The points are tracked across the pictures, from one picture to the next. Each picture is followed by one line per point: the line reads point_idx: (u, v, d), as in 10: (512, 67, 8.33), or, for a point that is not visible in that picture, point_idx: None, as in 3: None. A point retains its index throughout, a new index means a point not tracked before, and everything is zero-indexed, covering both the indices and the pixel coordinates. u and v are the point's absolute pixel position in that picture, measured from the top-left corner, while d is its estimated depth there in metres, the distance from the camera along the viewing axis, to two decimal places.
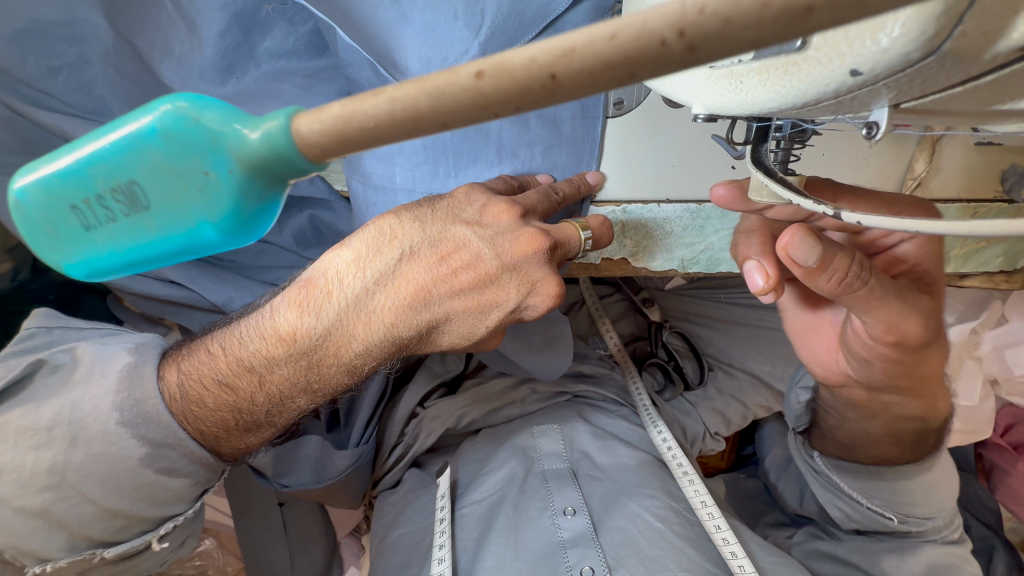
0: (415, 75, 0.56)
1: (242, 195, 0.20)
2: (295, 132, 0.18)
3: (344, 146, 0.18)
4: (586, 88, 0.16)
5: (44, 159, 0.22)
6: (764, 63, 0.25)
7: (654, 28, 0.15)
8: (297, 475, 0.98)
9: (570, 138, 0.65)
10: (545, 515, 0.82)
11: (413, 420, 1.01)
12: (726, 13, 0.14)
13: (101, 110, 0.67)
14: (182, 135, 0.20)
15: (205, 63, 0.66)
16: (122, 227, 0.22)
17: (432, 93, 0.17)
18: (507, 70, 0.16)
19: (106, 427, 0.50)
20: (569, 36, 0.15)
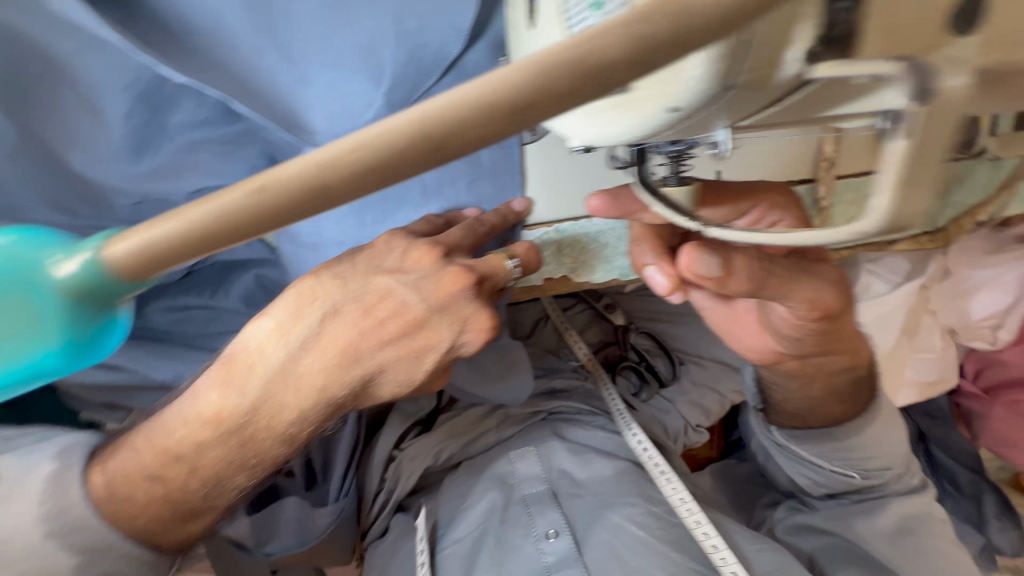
0: (323, 133, 0.57)
1: (76, 314, 0.26)
2: (96, 262, 0.25)
3: (157, 262, 0.24)
4: (367, 184, 0.21)
5: None
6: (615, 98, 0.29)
7: (411, 131, 0.20)
8: (281, 540, 0.95)
9: (491, 170, 0.64)
10: (528, 542, 0.81)
11: (391, 464, 1.00)
12: (453, 117, 0.20)
13: (20, 207, 0.68)
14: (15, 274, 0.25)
15: (115, 143, 0.65)
16: None
17: (255, 191, 0.22)
18: (307, 175, 0.21)
19: (30, 543, 0.48)
20: (349, 141, 0.21)
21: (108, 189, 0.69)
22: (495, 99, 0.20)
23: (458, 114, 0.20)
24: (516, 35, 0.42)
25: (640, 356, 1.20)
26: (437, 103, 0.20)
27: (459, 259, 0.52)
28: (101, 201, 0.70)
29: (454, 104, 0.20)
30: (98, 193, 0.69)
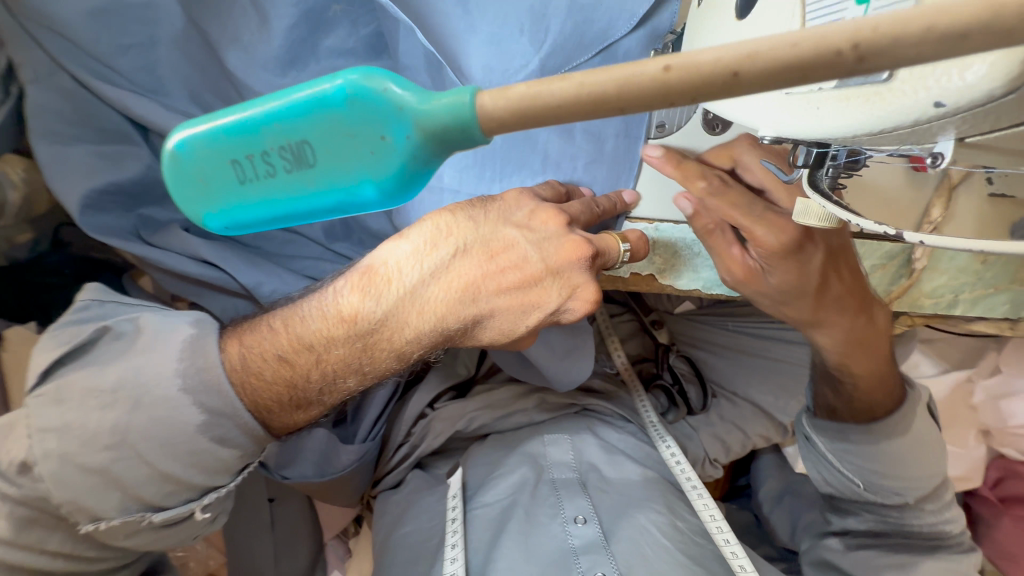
0: (477, 81, 0.59)
1: (411, 158, 0.27)
2: (480, 105, 0.25)
3: (523, 120, 0.24)
4: (758, 85, 0.21)
5: (203, 120, 0.29)
6: (846, 91, 0.29)
7: (832, 42, 0.20)
8: (299, 467, 0.97)
9: (611, 156, 0.67)
10: (555, 522, 0.86)
11: (421, 421, 1.02)
12: (893, 33, 0.20)
13: (158, 89, 0.70)
14: (354, 104, 0.26)
15: (270, 53, 0.68)
16: (276, 179, 0.28)
17: (620, 82, 0.22)
18: (695, 67, 0.22)
19: (169, 392, 0.53)
20: (748, 45, 0.21)
21: (246, 93, 0.70)
22: (911, 24, 0.19)
23: (858, 32, 0.20)
24: (713, 21, 0.43)
25: (675, 376, 1.17)
26: (818, 31, 0.21)
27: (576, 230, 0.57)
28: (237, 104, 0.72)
29: (896, 22, 0.19)
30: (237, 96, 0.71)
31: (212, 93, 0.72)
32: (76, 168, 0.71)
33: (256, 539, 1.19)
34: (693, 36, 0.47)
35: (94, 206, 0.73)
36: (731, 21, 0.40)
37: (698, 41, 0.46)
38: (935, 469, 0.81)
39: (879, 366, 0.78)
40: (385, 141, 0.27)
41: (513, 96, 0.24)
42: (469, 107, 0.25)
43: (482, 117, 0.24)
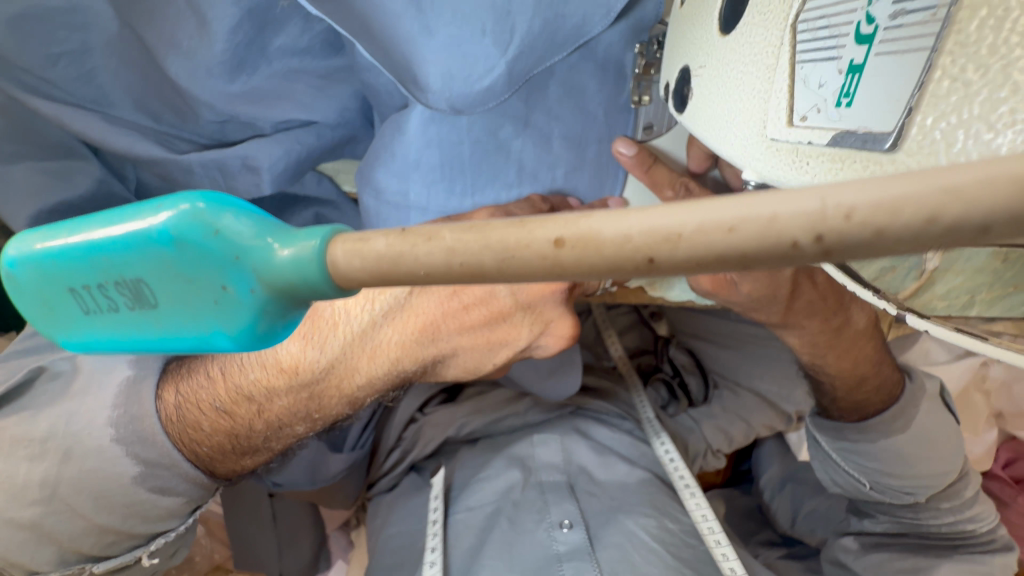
0: (435, 91, 0.51)
1: (262, 314, 0.19)
2: (330, 262, 0.18)
3: (385, 283, 0.17)
4: (689, 270, 0.15)
5: (42, 235, 0.22)
6: (837, 152, 0.23)
7: (784, 229, 0.14)
8: (290, 475, 0.94)
9: (594, 162, 0.63)
10: (541, 528, 0.82)
11: (411, 425, 1.00)
12: (877, 226, 0.13)
13: (97, 99, 0.65)
14: (192, 238, 0.19)
15: (214, 59, 0.60)
16: (122, 319, 0.21)
17: (499, 253, 0.16)
18: (591, 243, 0.15)
19: (102, 443, 0.52)
20: (673, 219, 0.14)
21: (194, 102, 0.64)
22: (903, 205, 0.13)
23: (817, 220, 0.13)
24: (698, 29, 0.37)
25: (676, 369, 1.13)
26: (795, 189, 0.14)
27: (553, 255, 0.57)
28: (187, 113, 0.66)
29: (884, 207, 0.13)
30: (185, 104, 0.65)
31: (158, 102, 0.66)
32: (24, 186, 0.66)
33: (257, 537, 1.15)
34: (674, 50, 0.41)
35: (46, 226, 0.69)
36: (715, 37, 0.34)
37: (683, 53, 0.39)
38: (952, 456, 0.77)
39: (859, 367, 0.74)
40: (228, 289, 0.19)
41: (373, 256, 0.17)
42: (327, 255, 0.18)
43: (339, 279, 0.18)
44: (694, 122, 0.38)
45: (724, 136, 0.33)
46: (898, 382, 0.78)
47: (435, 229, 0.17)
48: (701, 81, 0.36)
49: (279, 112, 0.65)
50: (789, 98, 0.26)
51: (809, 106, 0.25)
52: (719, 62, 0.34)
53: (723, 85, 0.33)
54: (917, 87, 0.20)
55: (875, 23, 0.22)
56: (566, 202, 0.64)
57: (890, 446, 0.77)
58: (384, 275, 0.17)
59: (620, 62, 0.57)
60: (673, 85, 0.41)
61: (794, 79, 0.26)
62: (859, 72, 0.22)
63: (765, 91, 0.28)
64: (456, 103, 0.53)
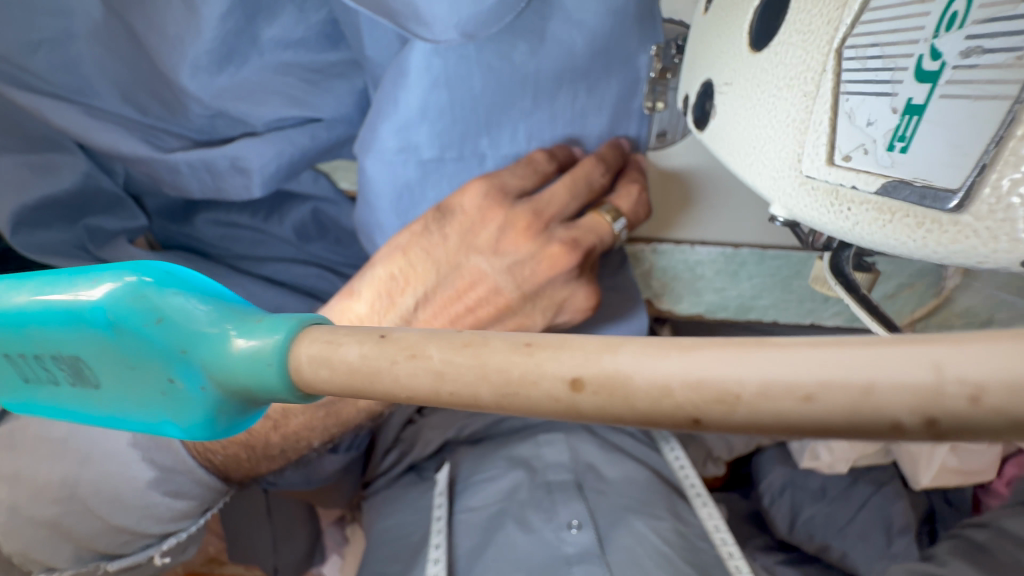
0: (441, 21, 0.46)
1: (218, 410, 0.20)
2: (294, 363, 0.19)
3: (350, 390, 0.18)
4: (738, 430, 0.15)
5: None
6: (887, 204, 0.21)
7: (884, 410, 0.13)
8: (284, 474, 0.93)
9: (613, 106, 0.55)
10: (549, 529, 0.80)
11: (410, 426, 1.00)
12: (1005, 411, 0.12)
13: (77, 90, 0.61)
14: (137, 327, 0.20)
15: (202, 49, 0.57)
16: (61, 392, 0.22)
17: (502, 387, 0.16)
18: (613, 389, 0.15)
19: (119, 444, 0.52)
20: (734, 380, 0.14)
21: (182, 94, 0.61)
22: None
23: (929, 401, 0.12)
24: (725, 40, 0.33)
25: None
26: (854, 337, 0.13)
27: (556, 231, 0.52)
28: (175, 107, 0.63)
29: (1010, 386, 0.12)
30: (174, 97, 0.61)
31: (146, 93, 0.62)
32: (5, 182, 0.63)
33: (253, 531, 1.14)
34: (696, 56, 0.37)
35: (31, 223, 0.66)
36: (743, 53, 0.31)
37: (706, 65, 0.36)
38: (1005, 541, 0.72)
39: None
40: (178, 383, 0.20)
41: (343, 366, 0.18)
42: (292, 356, 0.19)
43: (309, 388, 0.18)
44: (716, 145, 0.34)
45: (750, 166, 0.30)
46: None
47: (424, 343, 0.17)
48: (726, 99, 0.33)
49: (268, 110, 0.62)
50: (830, 135, 0.23)
51: (854, 145, 0.22)
52: (746, 84, 0.30)
53: (749, 108, 0.30)
54: (992, 142, 0.18)
55: (942, 60, 0.19)
56: (570, 150, 0.56)
57: None
58: (366, 384, 0.17)
59: (631, 62, 0.53)
60: (693, 98, 0.37)
61: (836, 113, 0.23)
62: (919, 113, 0.20)
63: (798, 123, 0.25)
64: (466, 28, 0.46)
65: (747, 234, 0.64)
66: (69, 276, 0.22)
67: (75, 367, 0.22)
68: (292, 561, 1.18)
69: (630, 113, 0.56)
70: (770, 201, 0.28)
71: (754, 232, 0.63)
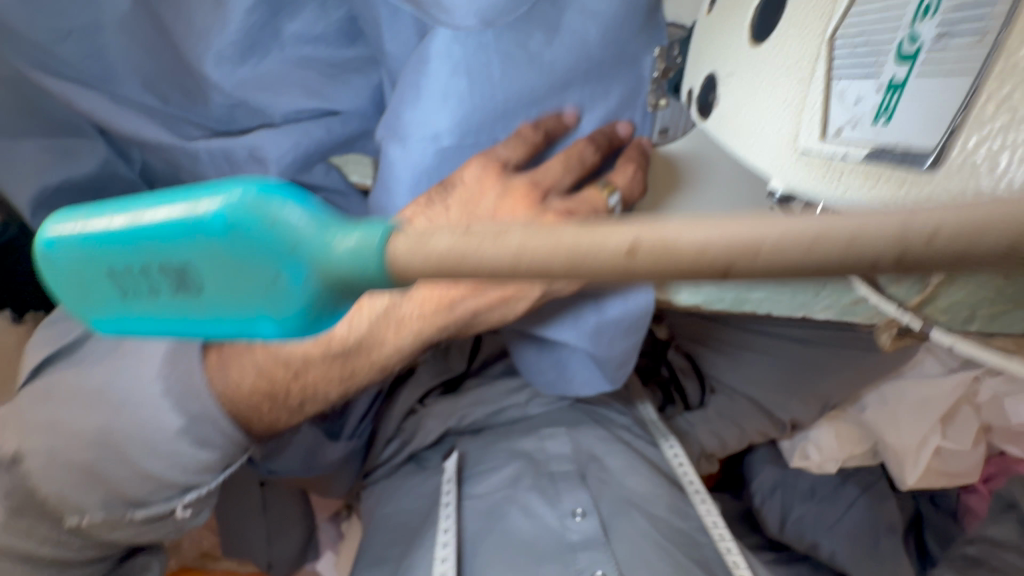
0: (461, 11, 0.51)
1: (322, 302, 0.21)
2: (390, 252, 0.19)
3: (441, 272, 0.19)
4: (759, 277, 0.17)
5: (74, 212, 0.24)
6: (872, 167, 0.24)
7: (871, 247, 0.15)
8: (284, 461, 0.93)
9: (617, 102, 0.59)
10: (552, 514, 0.82)
11: (412, 416, 1.01)
12: (960, 253, 0.15)
13: (103, 78, 0.64)
14: (251, 230, 0.21)
15: (226, 41, 0.60)
16: (160, 302, 0.23)
17: (569, 251, 0.18)
18: (663, 249, 0.17)
19: (149, 394, 0.52)
20: (757, 232, 0.16)
21: (204, 83, 0.63)
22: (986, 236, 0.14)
23: (901, 240, 0.15)
24: (727, 37, 0.36)
25: (672, 372, 1.07)
26: (887, 214, 0.16)
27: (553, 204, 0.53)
28: (197, 96, 0.65)
29: (968, 233, 0.14)
30: (196, 86, 0.63)
31: (168, 82, 0.65)
32: (28, 165, 0.65)
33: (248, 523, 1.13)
34: (699, 55, 0.41)
35: (50, 206, 0.67)
36: (744, 46, 0.34)
37: (709, 59, 0.39)
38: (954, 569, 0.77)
39: None
40: (281, 280, 0.21)
41: (436, 251, 0.19)
42: (386, 251, 0.20)
43: (394, 280, 0.20)
44: (717, 131, 0.37)
45: (748, 147, 0.33)
46: None
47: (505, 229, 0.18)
48: (728, 88, 0.36)
49: (287, 103, 0.64)
50: (823, 112, 0.27)
51: (846, 119, 0.25)
52: (748, 73, 0.33)
53: (750, 94, 0.33)
54: (960, 108, 0.21)
55: (920, 43, 0.23)
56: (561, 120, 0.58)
57: None
58: (444, 268, 0.19)
59: (637, 59, 0.57)
60: (696, 91, 0.41)
61: (828, 93, 0.26)
62: (900, 90, 0.23)
63: (795, 103, 0.29)
64: (484, 16, 0.51)
65: None
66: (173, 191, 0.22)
67: (177, 272, 0.22)
68: (287, 556, 1.19)
69: (635, 107, 0.60)
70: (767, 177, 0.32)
71: None
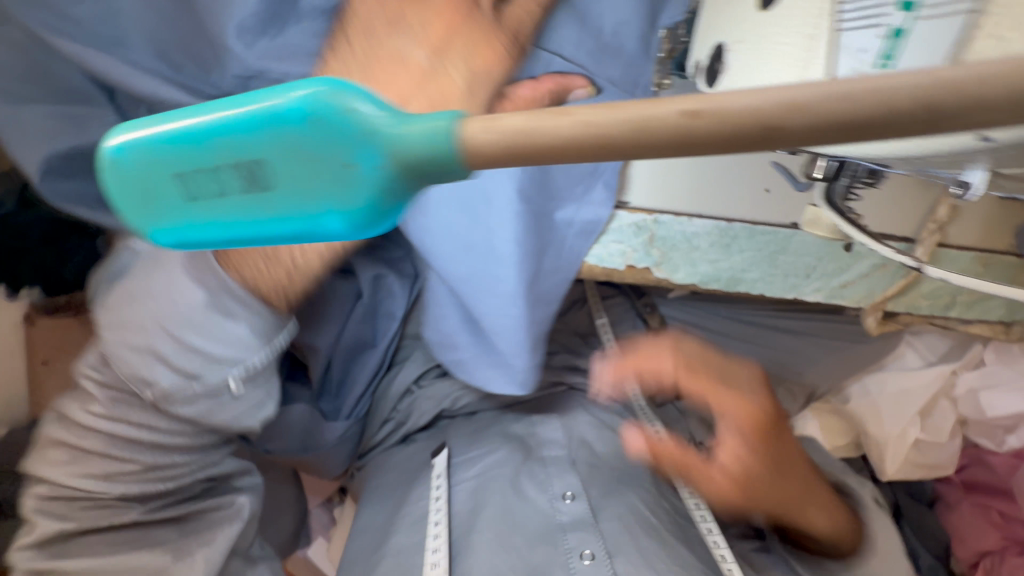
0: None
1: (381, 190, 0.25)
2: (465, 134, 0.23)
3: (510, 151, 0.22)
4: (804, 138, 0.19)
5: (157, 123, 0.28)
6: None
7: (900, 103, 0.18)
8: (281, 443, 0.94)
9: (618, 83, 0.60)
10: (542, 497, 0.82)
11: (407, 397, 1.00)
12: (974, 95, 0.17)
13: (123, 43, 0.64)
14: (329, 121, 0.25)
15: (247, 11, 0.62)
16: (231, 199, 0.27)
17: (633, 122, 0.20)
18: (721, 114, 0.19)
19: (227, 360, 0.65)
20: (797, 92, 0.19)
21: (222, 51, 0.63)
22: (995, 81, 0.17)
23: (926, 94, 0.17)
24: (738, 7, 0.38)
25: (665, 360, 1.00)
26: (917, 74, 0.18)
27: None
28: (212, 65, 0.65)
29: (980, 78, 0.17)
30: (213, 54, 0.64)
31: (182, 50, 0.65)
32: (38, 130, 0.65)
33: None
34: (707, 29, 0.43)
35: (59, 172, 0.67)
36: (753, 12, 0.36)
37: (719, 29, 0.41)
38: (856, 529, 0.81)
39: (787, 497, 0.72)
40: (356, 169, 0.25)
41: (509, 129, 0.22)
42: (459, 131, 0.23)
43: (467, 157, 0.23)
44: (726, 96, 0.39)
45: (758, 106, 0.35)
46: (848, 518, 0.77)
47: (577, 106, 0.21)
48: (738, 53, 0.37)
49: (304, 68, 0.64)
50: (831, 63, 0.29)
51: (849, 70, 0.28)
52: (757, 37, 0.35)
53: (758, 57, 0.35)
54: None
55: None
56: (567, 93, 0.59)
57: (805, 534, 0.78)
58: (521, 141, 0.22)
59: (644, 40, 0.59)
60: (705, 62, 0.42)
61: (836, 45, 0.29)
62: (902, 37, 0.26)
63: (805, 59, 0.31)
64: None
65: (741, 210, 0.70)
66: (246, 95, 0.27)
67: (256, 172, 0.26)
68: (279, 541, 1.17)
69: (638, 88, 0.60)
70: None
71: (747, 209, 0.70)
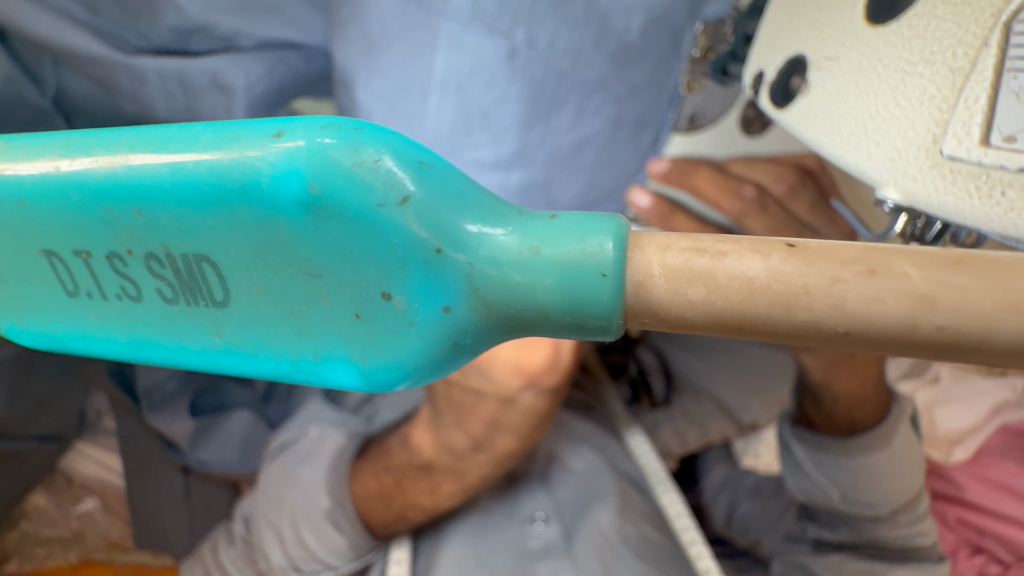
0: None
1: (414, 339, 0.20)
2: (644, 269, 0.17)
3: (745, 313, 0.16)
4: None
5: (19, 158, 0.22)
6: None
7: None
8: (218, 452, 0.81)
9: (641, 83, 0.50)
10: (512, 522, 0.72)
11: (368, 404, 0.84)
12: None
13: None
14: (341, 214, 0.19)
15: None
16: (152, 303, 0.22)
17: (996, 298, 0.14)
18: None
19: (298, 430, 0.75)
20: None
21: None
22: None
23: None
24: (829, 15, 0.30)
25: (640, 371, 0.86)
26: None
27: None
28: (140, 11, 0.51)
29: None
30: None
31: None
32: None
33: (162, 512, 0.86)
34: (775, 37, 0.34)
35: None
36: (858, 28, 0.28)
37: (798, 38, 0.32)
38: (911, 481, 0.65)
39: (863, 388, 0.65)
40: (396, 301, 0.20)
41: (736, 281, 0.16)
42: (629, 268, 0.17)
43: (651, 312, 0.17)
44: (805, 130, 0.31)
45: (856, 149, 0.27)
46: (885, 394, 0.66)
47: (890, 258, 0.15)
48: (830, 76, 0.29)
49: (266, 29, 0.55)
50: (988, 114, 0.22)
51: (1020, 127, 0.22)
52: (863, 61, 0.27)
53: (860, 97, 0.27)
54: None
55: None
56: (584, 97, 0.49)
57: (868, 464, 0.65)
58: (779, 311, 0.15)
59: (677, 35, 0.48)
60: (771, 75, 0.34)
61: (999, 90, 0.22)
62: None
63: (946, 103, 0.23)
64: None
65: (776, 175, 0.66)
66: (187, 142, 0.21)
67: (204, 272, 0.21)
68: None
69: (664, 90, 0.51)
70: (874, 185, 0.26)
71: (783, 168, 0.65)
